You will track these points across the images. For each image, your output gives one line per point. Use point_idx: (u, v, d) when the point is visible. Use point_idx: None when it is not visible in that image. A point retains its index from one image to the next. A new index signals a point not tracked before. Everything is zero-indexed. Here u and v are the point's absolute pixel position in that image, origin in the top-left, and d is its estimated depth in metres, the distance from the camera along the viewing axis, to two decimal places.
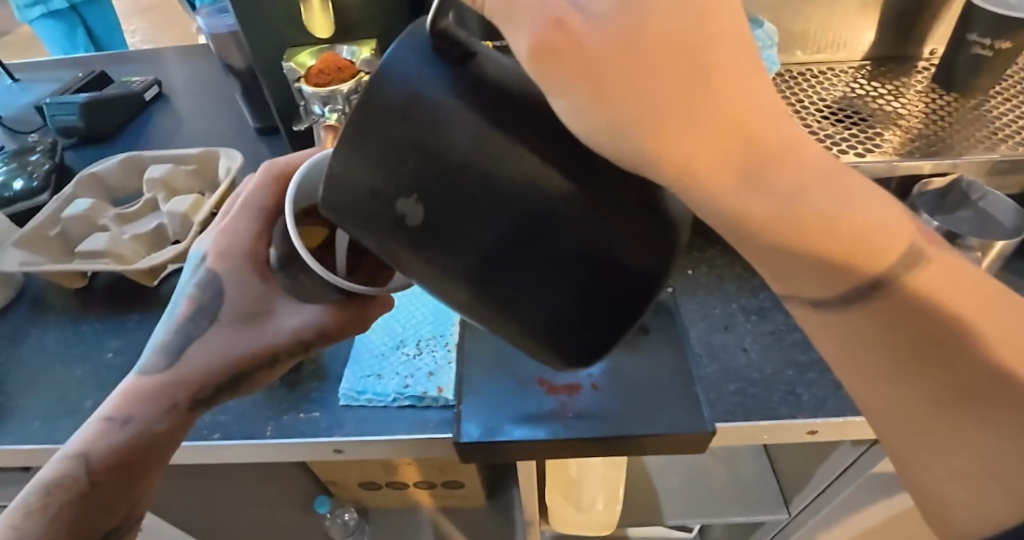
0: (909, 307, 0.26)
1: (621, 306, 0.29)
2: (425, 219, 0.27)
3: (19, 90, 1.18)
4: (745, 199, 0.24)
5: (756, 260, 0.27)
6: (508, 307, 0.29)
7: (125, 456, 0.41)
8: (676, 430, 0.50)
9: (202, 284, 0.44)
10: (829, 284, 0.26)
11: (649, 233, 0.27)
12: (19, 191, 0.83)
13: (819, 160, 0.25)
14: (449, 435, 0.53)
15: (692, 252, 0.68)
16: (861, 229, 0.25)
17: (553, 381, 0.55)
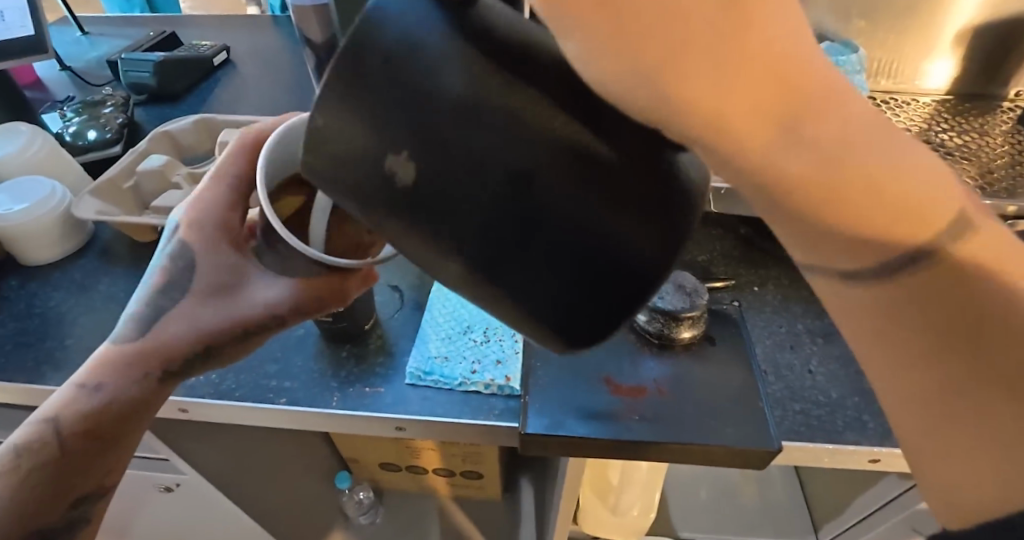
0: (957, 276, 0.23)
1: (621, 287, 0.26)
2: (413, 179, 0.25)
3: (88, 43, 1.19)
4: (783, 153, 0.21)
5: (782, 224, 0.24)
6: (498, 281, 0.27)
7: (93, 424, 0.43)
8: (742, 445, 0.50)
9: (175, 255, 0.44)
10: (859, 260, 0.23)
11: (644, 216, 0.25)
12: (94, 141, 0.85)
13: (870, 114, 0.22)
14: (515, 425, 0.53)
15: (758, 269, 0.68)
16: (906, 196, 0.21)
17: (618, 381, 0.55)
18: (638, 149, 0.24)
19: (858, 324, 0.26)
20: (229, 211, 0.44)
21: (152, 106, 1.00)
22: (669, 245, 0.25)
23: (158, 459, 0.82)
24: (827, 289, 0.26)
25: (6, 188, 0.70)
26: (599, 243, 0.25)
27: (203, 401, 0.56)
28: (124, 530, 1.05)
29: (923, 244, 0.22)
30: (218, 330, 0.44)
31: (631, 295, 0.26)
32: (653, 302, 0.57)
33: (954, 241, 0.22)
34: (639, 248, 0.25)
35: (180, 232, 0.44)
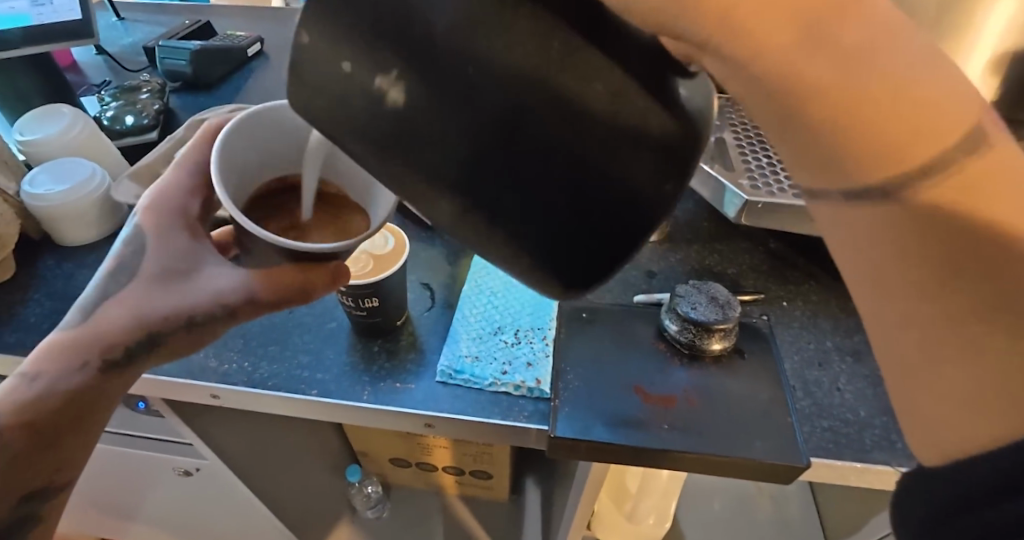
0: (953, 190, 0.25)
1: (613, 232, 0.27)
2: (404, 100, 0.25)
3: (122, 28, 1.20)
4: (803, 65, 0.24)
5: (798, 137, 0.27)
6: (501, 210, 0.27)
7: (32, 413, 0.42)
8: (773, 459, 0.51)
9: (128, 240, 0.45)
10: (853, 170, 0.27)
11: (643, 148, 0.25)
12: (130, 126, 0.86)
13: (893, 28, 0.24)
14: (544, 428, 0.54)
15: (788, 284, 0.68)
16: (919, 108, 0.24)
17: (647, 390, 0.55)
18: (637, 65, 0.24)
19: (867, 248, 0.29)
20: (189, 196, 0.46)
21: (186, 93, 1.01)
22: (664, 184, 0.26)
23: (180, 443, 0.83)
24: (830, 207, 0.29)
25: (46, 168, 0.72)
26: (590, 174, 0.25)
27: (237, 389, 0.56)
28: (135, 511, 1.05)
29: (928, 158, 0.25)
30: (163, 317, 0.44)
31: (627, 233, 0.27)
32: (686, 313, 0.57)
33: (962, 156, 0.25)
34: (631, 182, 0.26)
35: (136, 218, 0.46)
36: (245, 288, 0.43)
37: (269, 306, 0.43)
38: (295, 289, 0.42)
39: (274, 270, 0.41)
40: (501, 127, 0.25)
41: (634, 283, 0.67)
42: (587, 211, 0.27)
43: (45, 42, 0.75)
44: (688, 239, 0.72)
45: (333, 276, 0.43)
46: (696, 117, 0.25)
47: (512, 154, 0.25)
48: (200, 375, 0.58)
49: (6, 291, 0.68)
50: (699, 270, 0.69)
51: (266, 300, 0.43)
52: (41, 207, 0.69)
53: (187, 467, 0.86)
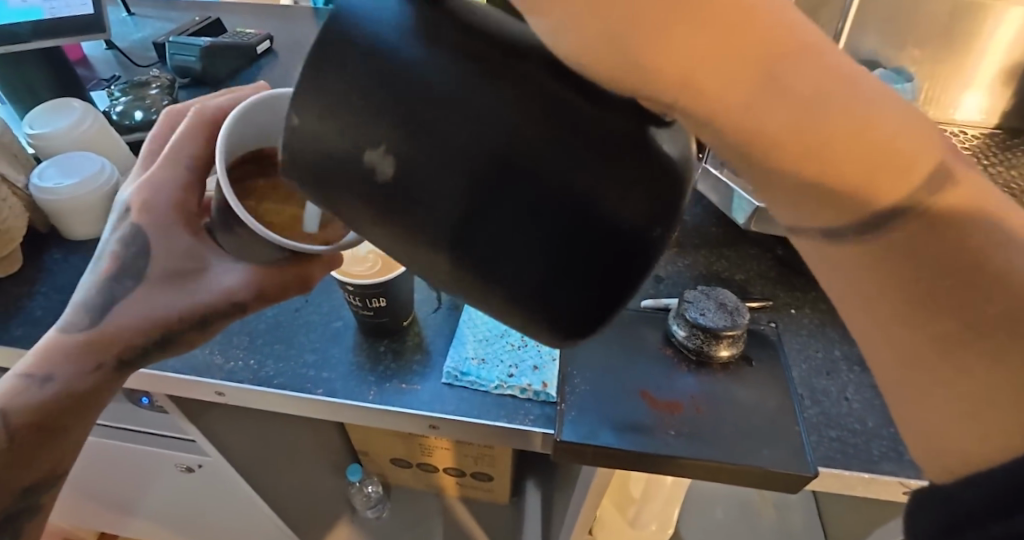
0: (928, 229, 0.23)
1: (619, 270, 0.25)
2: (394, 173, 0.24)
3: (132, 24, 1.21)
4: (761, 114, 0.21)
5: (767, 184, 0.24)
6: (489, 266, 0.25)
7: (43, 412, 0.44)
8: (780, 468, 0.50)
9: (125, 240, 0.43)
10: (833, 213, 0.24)
11: (636, 180, 0.24)
12: (140, 121, 0.87)
13: (847, 67, 0.21)
14: (551, 432, 0.53)
15: (796, 291, 0.67)
16: (875, 155, 0.21)
17: (654, 395, 0.55)
18: (611, 100, 0.24)
19: (863, 313, 0.26)
20: (182, 195, 0.43)
21: (195, 90, 1.01)
22: (660, 216, 0.24)
23: (182, 439, 0.83)
24: (806, 246, 0.26)
25: (55, 162, 0.72)
26: (582, 215, 0.24)
27: (243, 386, 0.56)
28: (134, 506, 1.05)
29: (899, 196, 0.22)
30: (174, 316, 0.44)
31: (629, 264, 0.25)
32: (694, 318, 0.57)
33: (929, 195, 0.22)
34: (625, 218, 0.24)
35: (130, 216, 0.43)
36: (252, 287, 0.43)
37: (275, 298, 0.44)
38: (289, 280, 0.43)
39: (273, 267, 0.42)
40: (488, 167, 0.23)
41: (641, 287, 0.67)
42: (585, 255, 0.24)
43: (56, 36, 0.75)
44: (696, 244, 0.72)
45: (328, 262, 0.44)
46: (678, 163, 0.25)
47: (501, 195, 0.23)
48: (206, 372, 0.57)
49: (12, 284, 0.68)
50: (707, 276, 0.68)
51: (271, 295, 0.43)
52: (50, 200, 0.69)
53: (188, 464, 0.86)
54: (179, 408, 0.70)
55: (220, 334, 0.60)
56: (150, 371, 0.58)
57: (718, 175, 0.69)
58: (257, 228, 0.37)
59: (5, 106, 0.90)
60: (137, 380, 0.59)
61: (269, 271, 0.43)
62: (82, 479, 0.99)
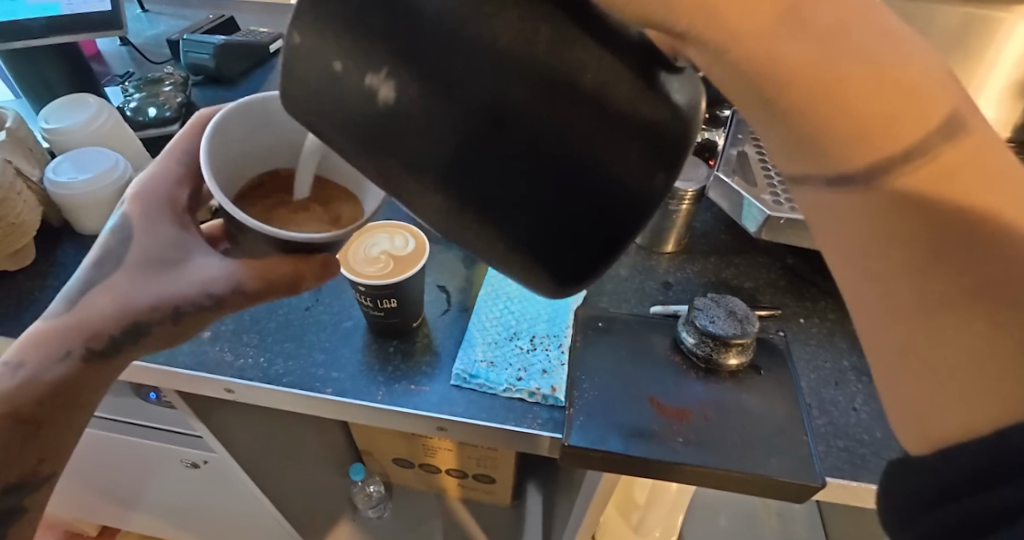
0: (927, 180, 0.24)
1: (604, 227, 0.26)
2: (393, 96, 0.24)
3: (146, 21, 1.21)
4: (777, 45, 0.24)
5: (776, 125, 0.26)
6: (491, 216, 0.26)
7: (14, 402, 0.42)
8: (788, 478, 0.50)
9: (114, 229, 0.44)
10: (833, 158, 0.25)
11: (631, 138, 0.24)
12: (153, 118, 0.87)
13: (865, 7, 0.23)
14: (559, 437, 0.53)
15: (805, 300, 0.67)
16: (897, 89, 0.22)
17: (663, 402, 0.55)
18: (627, 51, 0.24)
19: (852, 259, 0.28)
20: (174, 186, 0.46)
21: (208, 88, 1.01)
22: (647, 182, 0.25)
23: (189, 434, 0.83)
24: (809, 198, 0.28)
25: (70, 156, 0.72)
26: (579, 170, 0.25)
27: (253, 385, 0.56)
28: (137, 500, 1.06)
29: (909, 142, 0.23)
30: (150, 306, 0.43)
31: (612, 228, 0.26)
32: (704, 326, 0.57)
33: (943, 141, 0.23)
34: (620, 178, 0.25)
35: (124, 206, 0.45)
36: (232, 278, 0.42)
37: (256, 296, 0.43)
38: (284, 281, 0.42)
39: (261, 259, 0.42)
40: (491, 123, 0.24)
41: (651, 293, 0.67)
42: (573, 210, 0.26)
43: (73, 32, 0.75)
44: (705, 251, 0.72)
45: (324, 266, 0.42)
46: (684, 115, 0.25)
47: (500, 149, 0.24)
48: (216, 369, 0.58)
49: (26, 277, 0.69)
50: (716, 283, 0.68)
51: (254, 290, 0.43)
52: (64, 194, 0.69)
53: (194, 459, 0.86)
54: (188, 404, 0.71)
55: (231, 331, 0.61)
56: (159, 365, 0.58)
57: (726, 180, 0.69)
58: (236, 214, 0.38)
59: (21, 100, 0.91)
60: (141, 373, 0.59)
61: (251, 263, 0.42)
62: (86, 472, 0.99)
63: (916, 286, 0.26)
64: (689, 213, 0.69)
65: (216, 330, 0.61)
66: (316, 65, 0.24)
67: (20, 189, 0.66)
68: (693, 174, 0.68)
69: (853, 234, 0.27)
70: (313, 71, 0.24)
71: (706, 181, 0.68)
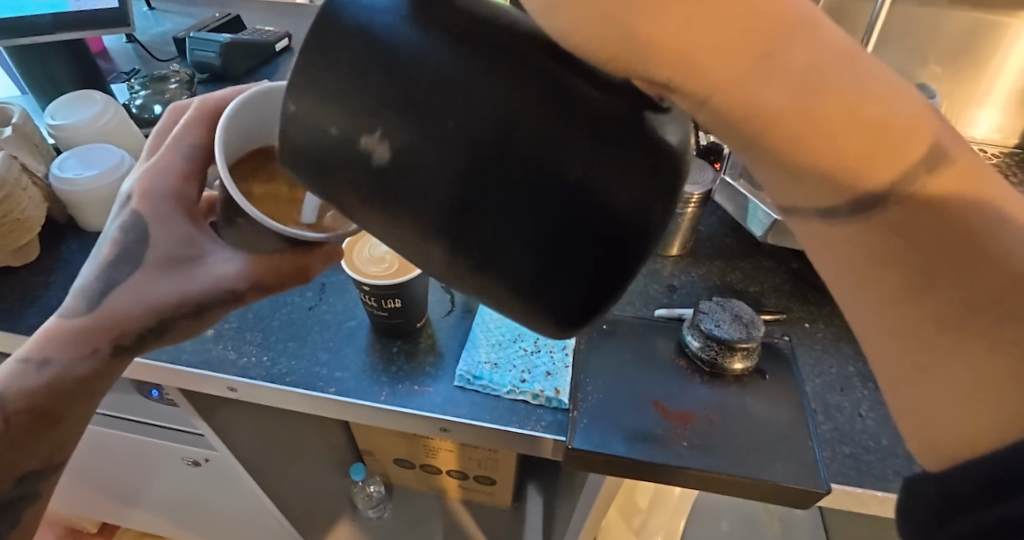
0: (916, 214, 0.23)
1: (613, 263, 0.25)
2: (391, 159, 0.24)
3: (152, 18, 1.21)
4: (759, 89, 0.22)
5: (761, 163, 0.25)
6: (490, 251, 0.25)
7: (43, 398, 0.43)
8: (792, 483, 0.50)
9: (126, 225, 0.44)
10: (826, 196, 0.24)
11: (633, 169, 0.23)
12: (159, 115, 0.88)
13: (839, 46, 0.22)
14: (562, 439, 0.53)
15: (810, 305, 0.67)
16: (876, 130, 0.22)
17: (667, 406, 0.55)
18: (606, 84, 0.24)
19: (854, 295, 0.27)
20: (183, 182, 0.45)
21: (214, 86, 1.01)
22: (655, 202, 0.24)
23: (191, 432, 0.83)
24: (801, 226, 0.26)
25: (75, 153, 0.72)
26: (578, 198, 0.23)
27: (255, 383, 0.56)
28: (137, 497, 1.06)
29: (892, 177, 0.23)
30: (169, 303, 0.43)
31: (623, 254, 0.25)
32: (709, 329, 0.57)
33: (925, 172, 0.23)
34: (619, 199, 0.24)
35: (131, 203, 0.44)
36: (246, 274, 0.43)
37: (274, 287, 0.44)
38: (291, 271, 0.43)
39: (267, 255, 0.42)
40: (492, 153, 0.23)
41: (655, 296, 0.67)
42: (580, 247, 0.24)
43: (80, 29, 0.75)
44: (710, 255, 0.72)
45: (328, 256, 0.44)
46: (679, 152, 0.25)
47: (495, 184, 0.23)
48: (220, 367, 0.58)
49: (29, 273, 0.69)
50: (721, 287, 0.68)
51: (264, 283, 0.43)
52: (69, 191, 0.69)
53: (196, 458, 0.86)
54: (191, 402, 0.71)
55: (235, 329, 0.61)
56: (162, 363, 0.58)
57: (733, 183, 0.70)
58: (254, 212, 0.37)
59: (27, 96, 0.91)
60: (145, 370, 0.59)
61: (264, 261, 0.43)
62: (87, 469, 0.99)
63: (910, 315, 0.26)
64: (695, 216, 0.68)
65: (219, 329, 0.61)
66: (322, 68, 0.24)
67: (25, 184, 0.66)
68: (700, 177, 0.67)
69: (846, 264, 0.26)
70: (320, 74, 0.24)
71: (712, 184, 0.68)
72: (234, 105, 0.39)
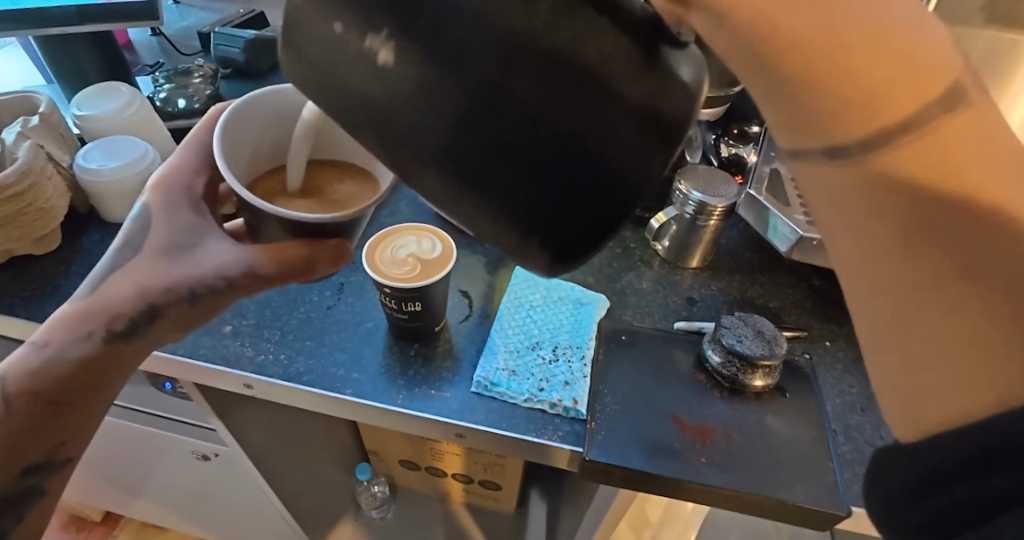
0: (929, 159, 0.21)
1: (600, 199, 0.25)
2: (393, 63, 0.24)
3: (178, 12, 1.22)
4: (779, 4, 0.21)
5: (766, 96, 0.24)
6: (476, 179, 0.25)
7: (38, 380, 0.42)
8: (811, 505, 0.49)
9: (135, 217, 0.44)
10: (830, 128, 0.22)
11: (634, 105, 0.24)
12: (182, 109, 0.88)
13: None
14: (579, 450, 0.53)
15: (831, 323, 0.66)
16: (891, 53, 0.20)
17: (686, 420, 0.54)
18: (627, 29, 0.24)
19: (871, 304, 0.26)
20: (195, 176, 0.45)
21: (236, 81, 1.01)
22: (637, 159, 0.25)
23: (202, 426, 0.83)
24: (804, 172, 0.25)
25: (99, 145, 0.72)
26: (568, 143, 0.24)
27: (272, 381, 0.56)
28: (143, 488, 1.07)
29: (905, 112, 0.21)
30: (164, 289, 0.43)
31: (602, 205, 0.26)
32: (730, 345, 0.56)
33: (942, 113, 0.20)
34: (608, 149, 0.24)
35: (145, 196, 0.45)
36: (246, 261, 0.42)
37: (269, 278, 0.43)
38: (296, 262, 0.41)
39: (277, 244, 0.41)
40: (501, 84, 0.23)
41: (675, 309, 0.66)
42: (561, 181, 0.25)
43: (107, 20, 0.75)
44: (730, 268, 0.71)
45: (336, 253, 0.42)
46: (689, 89, 0.25)
47: (500, 117, 0.24)
48: (236, 363, 0.58)
49: (50, 262, 0.69)
50: (741, 301, 0.68)
51: (268, 274, 0.42)
52: (92, 181, 0.69)
53: (205, 451, 0.86)
54: (203, 398, 0.71)
55: (252, 327, 0.61)
56: (178, 357, 0.58)
57: (756, 196, 0.70)
58: (246, 195, 0.38)
59: (53, 86, 0.92)
60: (164, 364, 0.59)
61: (272, 250, 0.41)
62: (94, 458, 1.00)
63: None
64: (717, 229, 0.68)
65: (237, 326, 0.60)
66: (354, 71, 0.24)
67: (50, 172, 0.67)
68: (723, 190, 0.66)
69: (850, 220, 0.24)
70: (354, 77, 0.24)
71: (737, 198, 0.66)
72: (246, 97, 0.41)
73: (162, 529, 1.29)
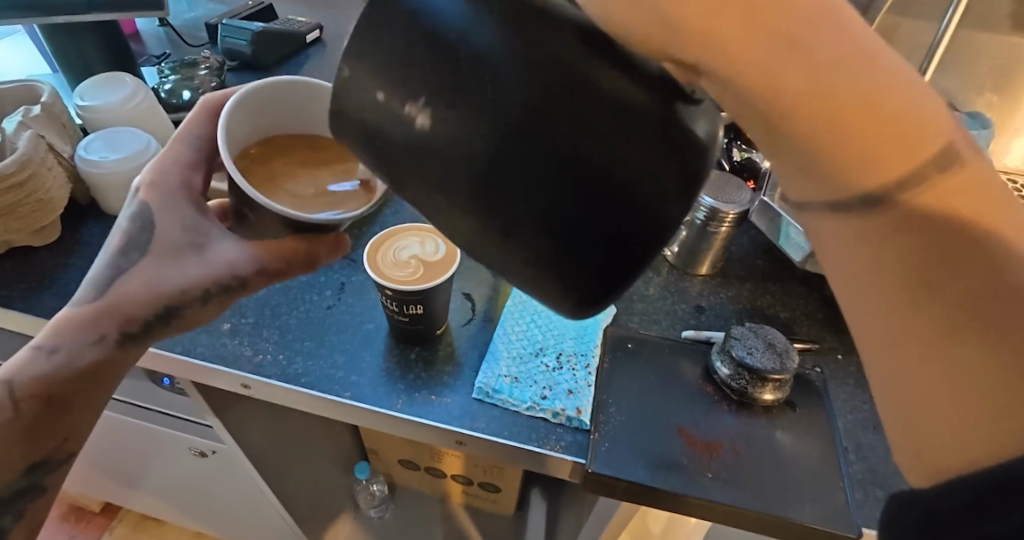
0: (926, 215, 0.22)
1: (618, 245, 0.24)
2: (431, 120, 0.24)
3: (186, 3, 1.21)
4: (775, 65, 0.21)
5: (775, 153, 0.24)
6: (500, 218, 0.24)
7: (49, 385, 0.41)
8: (822, 525, 0.48)
9: (132, 215, 0.43)
10: (836, 187, 0.23)
11: (651, 163, 0.23)
12: (187, 101, 0.87)
13: (869, 38, 0.20)
14: (581, 461, 0.51)
15: (845, 335, 0.64)
16: (897, 122, 0.20)
17: (693, 434, 0.53)
18: (644, 81, 0.23)
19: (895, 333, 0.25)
20: (189, 171, 0.44)
21: (243, 73, 1.00)
22: (669, 199, 0.23)
23: (200, 423, 0.82)
24: (813, 223, 0.25)
25: (102, 136, 0.71)
26: (592, 189, 0.23)
27: (270, 382, 0.55)
28: (141, 482, 1.06)
29: (902, 171, 0.21)
30: (176, 291, 0.42)
31: (631, 245, 0.24)
32: (740, 357, 0.54)
33: (937, 173, 0.21)
34: (635, 192, 0.23)
35: (140, 193, 0.43)
36: (251, 261, 0.41)
37: (275, 274, 0.42)
38: (298, 256, 0.41)
39: (273, 239, 0.40)
40: (519, 126, 0.22)
41: (682, 317, 0.64)
42: (586, 225, 0.23)
43: (114, 11, 0.74)
44: (741, 277, 0.69)
45: (334, 243, 0.42)
46: (702, 148, 0.24)
47: (515, 162, 0.23)
48: (235, 363, 0.56)
49: (49, 254, 0.68)
50: (751, 311, 0.66)
51: (273, 269, 0.42)
52: (96, 173, 0.68)
53: (203, 448, 0.85)
54: (202, 396, 0.70)
55: (251, 325, 0.59)
56: (175, 355, 0.57)
57: (769, 203, 0.68)
58: (247, 187, 0.36)
59: (58, 75, 0.91)
60: (160, 361, 0.58)
61: (272, 248, 0.41)
62: (92, 451, 0.99)
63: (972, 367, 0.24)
64: (729, 237, 0.66)
65: (236, 324, 0.59)
66: (368, 84, 0.25)
67: (51, 164, 0.66)
68: (736, 197, 0.64)
69: (851, 271, 0.24)
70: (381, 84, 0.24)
71: (750, 205, 0.65)
72: (242, 93, 0.39)
73: (160, 523, 1.28)
